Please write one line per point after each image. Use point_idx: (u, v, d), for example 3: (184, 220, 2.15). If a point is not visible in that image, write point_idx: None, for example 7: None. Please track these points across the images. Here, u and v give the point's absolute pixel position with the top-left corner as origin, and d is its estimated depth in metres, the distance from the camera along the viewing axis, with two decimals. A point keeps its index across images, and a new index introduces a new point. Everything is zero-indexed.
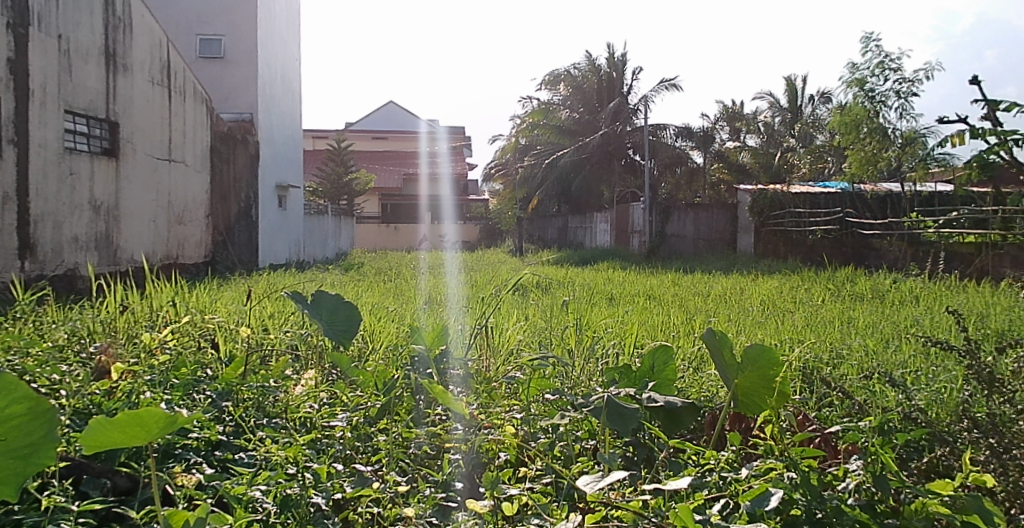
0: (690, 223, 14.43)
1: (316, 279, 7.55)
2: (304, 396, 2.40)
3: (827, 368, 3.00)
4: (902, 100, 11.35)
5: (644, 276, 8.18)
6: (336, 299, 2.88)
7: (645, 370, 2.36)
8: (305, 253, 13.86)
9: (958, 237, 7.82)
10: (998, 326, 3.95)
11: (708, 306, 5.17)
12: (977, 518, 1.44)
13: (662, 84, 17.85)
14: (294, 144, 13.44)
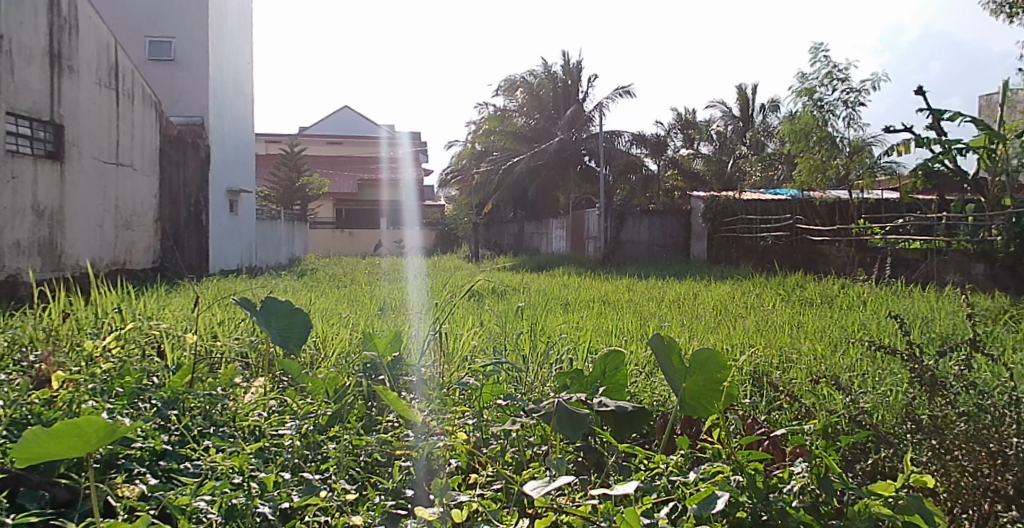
0: (644, 230, 14.63)
1: (269, 284, 7.41)
2: (253, 404, 2.35)
3: (777, 372, 3.06)
4: (849, 110, 11.68)
5: (599, 282, 8.25)
6: (284, 304, 2.84)
7: (595, 375, 2.38)
8: (258, 259, 13.62)
9: (904, 244, 8.04)
10: (941, 330, 4.07)
11: (661, 311, 5.24)
12: (918, 518, 1.51)
13: (616, 92, 18.10)
14: (246, 149, 13.22)
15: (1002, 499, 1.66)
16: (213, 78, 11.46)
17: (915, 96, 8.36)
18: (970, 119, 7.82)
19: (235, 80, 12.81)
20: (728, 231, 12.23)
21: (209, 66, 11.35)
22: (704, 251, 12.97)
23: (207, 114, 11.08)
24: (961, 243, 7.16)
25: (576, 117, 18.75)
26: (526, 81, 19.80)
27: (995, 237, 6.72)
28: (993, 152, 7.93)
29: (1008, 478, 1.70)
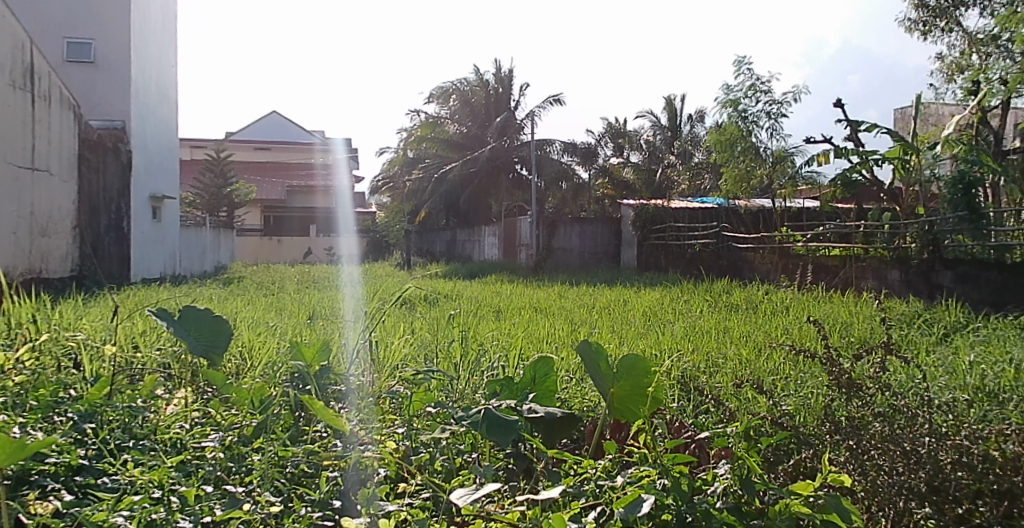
0: (575, 237, 14.80)
1: (193, 293, 7.17)
2: (175, 416, 2.26)
3: (704, 377, 3.14)
4: (772, 122, 12.13)
5: (531, 290, 8.27)
6: (204, 312, 2.76)
7: (526, 382, 2.37)
8: (181, 267, 13.18)
9: (825, 251, 8.33)
10: (860, 335, 4.24)
11: (592, 317, 5.33)
12: (836, 517, 1.55)
13: (548, 100, 18.32)
14: (169, 154, 12.85)
15: (915, 495, 1.72)
16: (135, 81, 11.08)
17: (833, 108, 8.71)
18: (887, 131, 8.14)
19: (157, 83, 12.39)
20: (657, 238, 12.72)
21: (130, 69, 10.97)
22: (635, 258, 13.37)
23: (128, 117, 10.67)
24: (878, 250, 7.45)
25: (507, 124, 18.74)
26: (459, 89, 19.74)
27: (909, 244, 7.03)
28: (907, 163, 8.18)
29: (920, 475, 1.76)
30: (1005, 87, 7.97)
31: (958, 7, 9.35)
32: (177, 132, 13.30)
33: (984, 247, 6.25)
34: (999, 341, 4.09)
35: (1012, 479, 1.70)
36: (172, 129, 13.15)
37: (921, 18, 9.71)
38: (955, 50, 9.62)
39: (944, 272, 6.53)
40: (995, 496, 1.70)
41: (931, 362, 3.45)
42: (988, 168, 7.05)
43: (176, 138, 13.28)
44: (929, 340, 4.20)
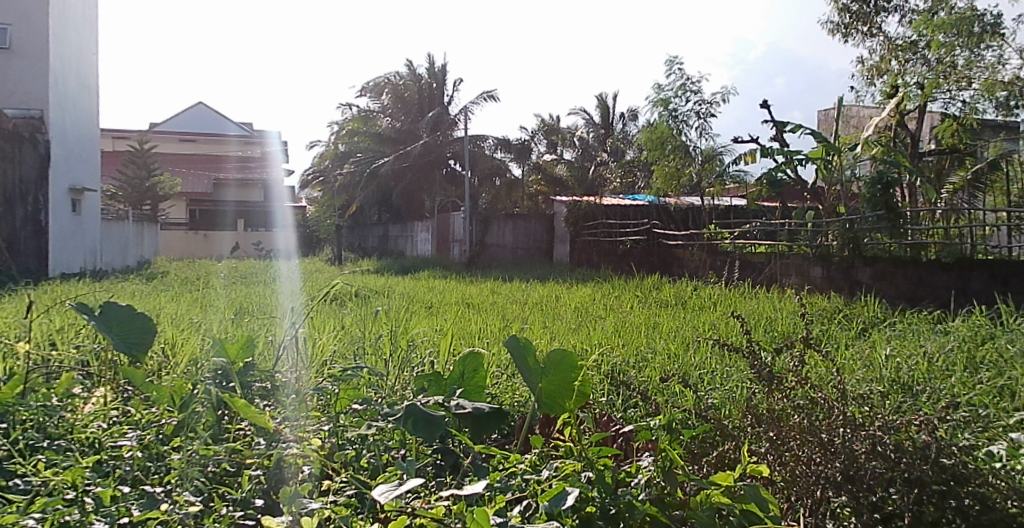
0: (509, 234, 15.03)
1: (113, 288, 6.92)
2: (92, 415, 2.19)
3: (634, 371, 3.19)
4: (701, 121, 12.38)
5: (464, 286, 8.23)
6: (127, 309, 2.63)
7: (454, 377, 2.36)
8: (104, 262, 12.71)
9: (751, 248, 8.54)
10: (784, 329, 4.41)
11: (525, 313, 5.37)
12: (754, 506, 1.62)
13: (481, 96, 18.40)
14: (91, 145, 12.38)
15: (832, 485, 1.75)
16: (54, 70, 10.65)
17: (760, 108, 8.88)
18: (810, 132, 8.37)
19: (78, 73, 11.92)
20: (590, 234, 12.92)
21: (50, 57, 10.53)
22: (567, 254, 13.58)
23: (47, 107, 10.26)
24: (802, 247, 7.69)
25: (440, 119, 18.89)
26: (391, 82, 19.72)
27: (831, 242, 7.28)
28: (829, 163, 8.34)
29: (835, 465, 1.76)
30: (921, 92, 8.33)
31: (880, 12, 9.65)
32: (99, 122, 12.81)
33: (902, 244, 6.52)
34: (912, 334, 4.30)
35: (918, 464, 1.67)
36: (95, 120, 12.66)
37: (843, 21, 9.93)
38: (875, 54, 9.56)
39: (864, 269, 6.75)
40: (902, 485, 1.67)
41: (849, 356, 3.59)
42: (905, 169, 7.35)
43: (98, 128, 12.79)
44: (848, 334, 4.37)
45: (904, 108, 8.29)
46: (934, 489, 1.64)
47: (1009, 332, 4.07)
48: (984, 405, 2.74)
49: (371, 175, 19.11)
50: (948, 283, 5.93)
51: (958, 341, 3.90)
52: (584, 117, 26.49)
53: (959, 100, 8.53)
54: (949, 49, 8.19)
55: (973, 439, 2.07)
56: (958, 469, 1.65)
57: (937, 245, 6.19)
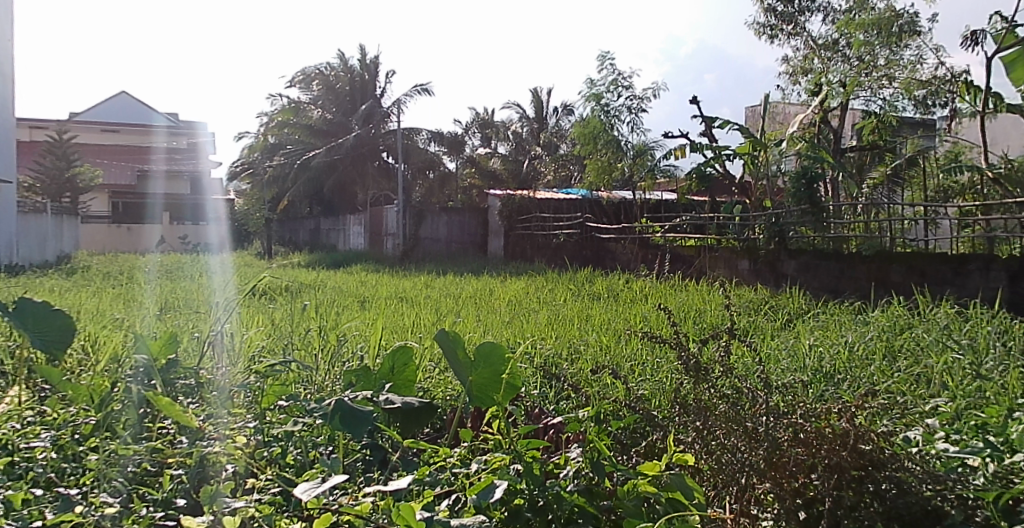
0: (443, 227, 15.12)
1: (30, 284, 6.67)
2: (5, 416, 2.15)
3: (566, 363, 3.27)
4: (632, 116, 12.53)
5: (397, 279, 8.18)
6: (40, 304, 2.53)
7: (383, 371, 2.31)
8: (20, 257, 12.20)
9: (681, 241, 8.69)
10: (713, 321, 4.53)
11: (459, 306, 5.38)
12: (680, 493, 1.64)
13: (414, 89, 18.39)
14: (5, 135, 11.83)
15: (755, 472, 1.76)
16: None
17: (689, 104, 9.04)
18: (738, 128, 8.54)
19: None
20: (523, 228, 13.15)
21: None
22: (503, 248, 13.79)
23: None
24: (729, 241, 7.87)
25: (372, 112, 18.52)
26: (321, 73, 19.51)
27: (757, 236, 7.47)
28: (756, 158, 8.46)
29: (759, 454, 1.77)
30: (843, 90, 8.56)
31: (804, 12, 9.93)
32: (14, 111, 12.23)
33: (825, 239, 6.74)
34: (835, 325, 4.44)
35: (838, 451, 1.65)
36: (9, 109, 12.08)
37: (768, 22, 10.22)
38: (799, 53, 9.97)
39: (788, 262, 6.94)
40: (823, 469, 1.66)
41: (775, 346, 3.71)
42: (828, 164, 7.57)
43: (13, 118, 12.21)
44: (775, 325, 4.51)
45: (826, 105, 8.51)
46: (853, 475, 1.64)
47: (925, 322, 4.25)
48: (901, 392, 2.86)
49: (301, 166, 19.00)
50: (868, 275, 6.12)
51: (878, 331, 4.06)
52: (519, 112, 26.29)
53: (879, 98, 8.77)
54: (869, 47, 8.41)
55: (893, 426, 2.19)
56: (875, 453, 1.64)
57: (858, 238, 6.41)
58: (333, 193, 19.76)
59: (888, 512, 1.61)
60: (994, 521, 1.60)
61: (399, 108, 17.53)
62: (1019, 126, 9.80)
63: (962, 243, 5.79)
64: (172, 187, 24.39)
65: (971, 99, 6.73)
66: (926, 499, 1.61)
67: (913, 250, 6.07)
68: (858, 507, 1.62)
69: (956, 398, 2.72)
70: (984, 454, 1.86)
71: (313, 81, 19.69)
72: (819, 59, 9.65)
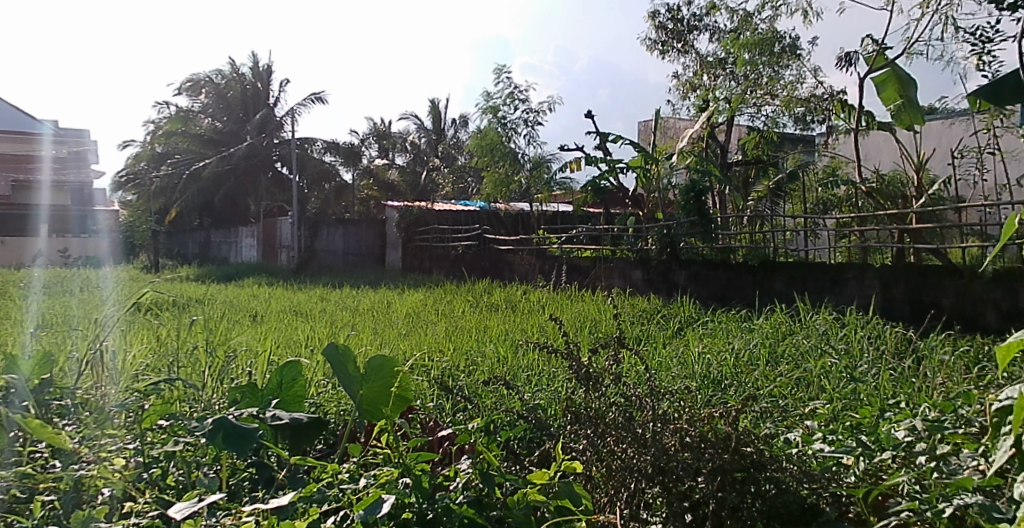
0: (338, 239, 15.68)
1: None
2: None
3: (463, 374, 3.32)
4: (529, 129, 12.71)
5: (292, 293, 8.04)
6: None
7: (271, 387, 2.25)
8: None
9: (577, 252, 8.85)
10: (606, 330, 4.68)
11: (357, 320, 5.36)
12: (567, 500, 1.68)
13: (308, 98, 18.40)
14: None
15: (643, 477, 1.79)
16: None
17: (584, 118, 9.20)
18: (630, 143, 8.73)
19: None
20: (420, 240, 13.16)
21: None
22: (400, 260, 13.79)
23: None
24: (623, 252, 8.05)
25: (266, 120, 19.30)
26: (212, 81, 19.87)
27: (650, 246, 7.67)
28: (648, 172, 8.53)
29: (647, 457, 1.80)
30: (728, 106, 8.93)
31: (692, 31, 10.33)
32: None
33: (713, 249, 7.01)
34: (722, 332, 4.61)
35: (720, 454, 1.76)
36: None
37: (660, 38, 10.53)
38: (688, 70, 10.30)
39: (679, 272, 7.19)
40: (707, 473, 1.75)
41: (667, 355, 3.81)
42: (715, 178, 7.82)
43: None
44: (665, 333, 4.67)
45: (713, 120, 8.76)
46: (736, 476, 1.74)
47: (805, 328, 4.48)
48: (783, 396, 3.00)
49: (190, 177, 19.07)
50: (753, 283, 6.40)
51: (761, 337, 4.24)
52: (416, 123, 26.20)
53: (763, 114, 9.11)
54: (753, 66, 8.81)
55: (773, 428, 2.35)
56: (756, 456, 1.76)
57: (744, 249, 6.64)
58: (223, 205, 19.71)
59: (769, 511, 1.75)
60: (864, 517, 1.79)
61: (292, 118, 17.37)
62: (890, 142, 9.96)
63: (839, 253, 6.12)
64: (58, 198, 22.54)
65: (846, 117, 7.03)
66: (803, 498, 1.77)
67: (794, 259, 6.41)
68: (741, 507, 1.73)
69: (833, 400, 2.89)
70: (855, 453, 1.96)
71: (202, 88, 20.00)
72: (708, 76, 10.02)
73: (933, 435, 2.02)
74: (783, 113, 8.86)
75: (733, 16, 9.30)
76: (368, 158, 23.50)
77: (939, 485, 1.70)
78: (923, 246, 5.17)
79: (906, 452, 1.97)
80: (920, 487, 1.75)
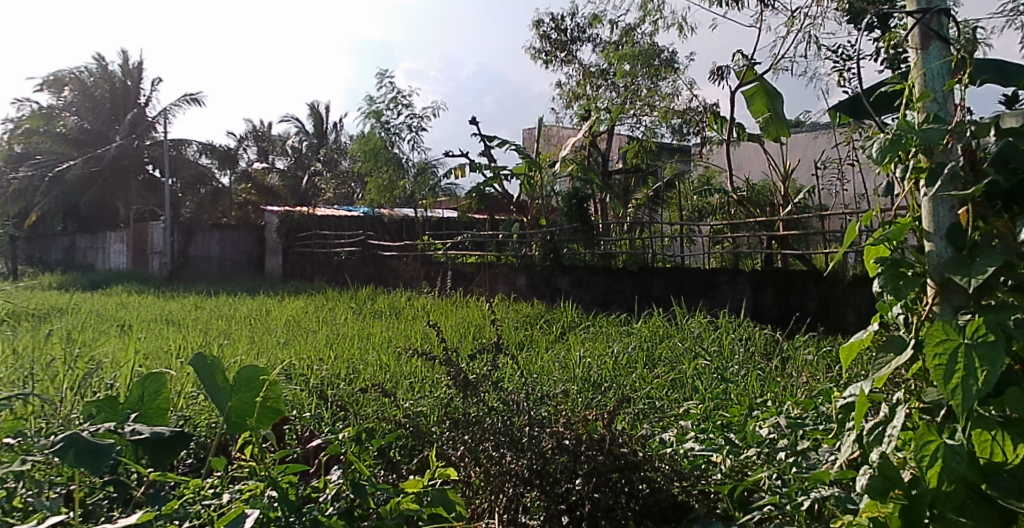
0: (214, 245, 15.19)
1: None
2: None
3: (343, 383, 3.33)
4: (413, 134, 12.76)
5: (163, 301, 7.73)
6: None
7: (131, 401, 2.07)
8: None
9: (462, 258, 8.92)
10: (488, 335, 4.73)
11: (231, 328, 5.21)
12: (441, 508, 1.70)
13: (183, 99, 17.87)
14: None
15: (522, 482, 1.87)
16: None
17: (468, 124, 9.22)
18: (515, 149, 8.80)
19: None
20: (301, 246, 12.84)
21: None
22: (280, 267, 13.49)
23: None
24: (507, 258, 8.15)
25: (137, 121, 18.69)
26: (77, 77, 18.88)
27: (534, 252, 7.78)
28: (531, 179, 8.65)
29: (524, 462, 1.90)
30: (609, 116, 9.17)
31: (575, 41, 10.58)
32: None
33: (595, 254, 7.18)
34: (603, 336, 4.73)
35: (595, 455, 1.87)
36: None
37: (544, 48, 10.72)
38: (572, 79, 10.57)
39: (561, 277, 7.37)
40: (584, 474, 1.86)
41: (550, 359, 3.89)
42: (596, 186, 8.02)
43: None
44: (549, 338, 4.76)
45: (596, 130, 8.94)
46: (610, 476, 1.86)
47: (681, 331, 4.64)
48: (658, 397, 3.10)
49: (54, 178, 18.32)
50: (633, 288, 6.62)
51: (638, 340, 4.37)
52: (297, 125, 25.91)
53: (641, 125, 9.43)
54: (633, 77, 9.18)
55: (649, 429, 2.48)
56: (630, 457, 1.87)
57: (624, 254, 6.86)
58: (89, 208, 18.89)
59: (641, 511, 1.84)
60: (729, 512, 1.88)
61: (165, 118, 16.78)
62: (759, 153, 10.45)
63: (714, 258, 6.30)
64: None
65: (718, 129, 7.27)
66: (675, 495, 1.87)
67: (671, 265, 6.65)
68: (615, 507, 1.82)
69: (705, 400, 3.02)
70: (723, 451, 2.09)
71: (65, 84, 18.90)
72: (591, 85, 10.28)
73: (795, 432, 2.15)
74: (660, 125, 9.24)
75: (614, 29, 9.60)
76: (246, 162, 22.90)
77: (799, 479, 1.82)
78: (790, 253, 5.43)
79: (770, 448, 2.08)
80: (781, 482, 1.88)
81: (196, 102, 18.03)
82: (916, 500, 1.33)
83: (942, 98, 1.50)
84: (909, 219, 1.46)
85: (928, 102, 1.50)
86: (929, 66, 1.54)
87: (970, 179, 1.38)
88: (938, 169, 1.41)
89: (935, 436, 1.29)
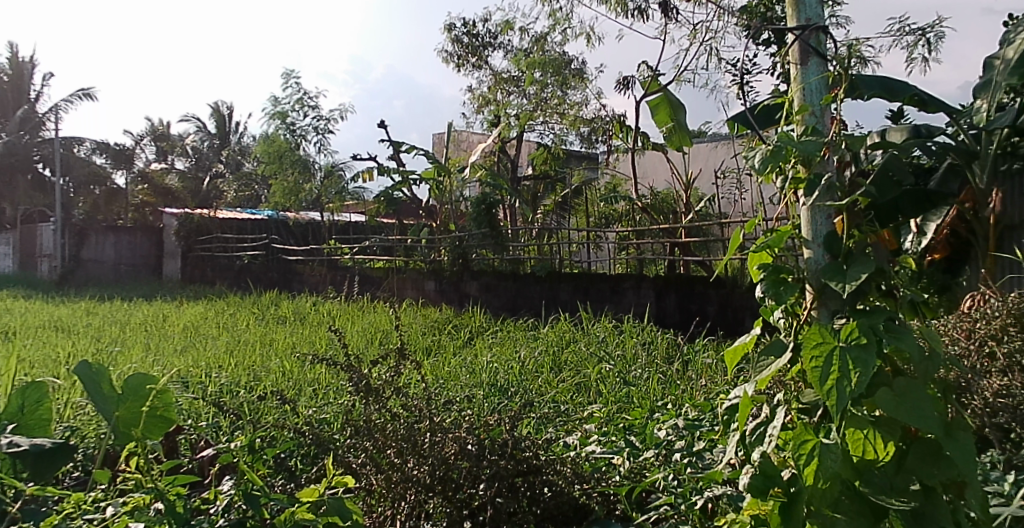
0: (109, 248, 14.58)
1: None
2: None
3: (242, 390, 3.27)
4: (320, 136, 12.57)
5: (51, 307, 7.35)
6: None
7: (10, 412, 1.95)
8: None
9: (370, 263, 8.85)
10: (383, 341, 4.72)
11: (125, 335, 5.01)
12: (336, 517, 1.63)
13: (76, 95, 17.12)
14: None
15: (423, 488, 1.89)
16: None
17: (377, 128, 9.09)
18: (424, 154, 8.74)
19: None
20: (203, 249, 12.48)
21: None
22: (180, 271, 13.03)
23: None
24: (417, 263, 8.14)
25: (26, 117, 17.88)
26: None
27: (442, 258, 7.79)
28: (440, 184, 8.58)
29: (426, 468, 1.91)
30: (518, 122, 9.24)
31: (486, 47, 10.62)
32: None
33: (503, 260, 7.24)
34: (509, 341, 4.76)
35: (497, 461, 1.92)
36: None
37: (456, 52, 10.73)
38: (483, 84, 10.57)
39: (471, 282, 7.38)
40: (487, 479, 1.89)
41: (456, 365, 3.89)
42: (505, 192, 8.08)
43: None
44: (456, 343, 4.77)
45: (505, 136, 9.04)
46: (509, 480, 1.90)
47: (587, 335, 4.74)
48: (563, 401, 3.16)
49: None
50: (541, 294, 6.69)
51: (543, 345, 4.43)
52: (197, 125, 25.21)
53: (550, 133, 9.53)
54: (542, 84, 9.24)
55: (555, 433, 2.54)
56: (532, 460, 1.94)
57: (532, 260, 6.96)
58: None
59: (543, 513, 1.91)
60: (627, 513, 1.98)
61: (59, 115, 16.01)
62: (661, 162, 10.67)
63: (620, 263, 6.49)
64: None
65: (623, 138, 7.40)
66: (576, 498, 1.96)
67: (579, 270, 6.78)
68: (517, 512, 1.88)
69: (606, 403, 3.10)
70: (623, 453, 2.17)
71: None
72: (502, 91, 10.25)
73: (692, 434, 2.25)
74: (568, 132, 9.34)
75: (524, 36, 9.67)
76: (144, 162, 22.02)
77: (692, 479, 1.92)
78: (692, 259, 5.57)
79: (666, 449, 2.17)
80: (676, 483, 1.98)
81: (89, 98, 17.28)
82: (793, 496, 1.37)
83: (819, 112, 1.56)
84: (789, 227, 1.52)
85: (806, 115, 1.56)
86: (806, 80, 1.59)
87: (844, 191, 1.45)
88: (815, 180, 1.47)
89: (812, 436, 1.33)
